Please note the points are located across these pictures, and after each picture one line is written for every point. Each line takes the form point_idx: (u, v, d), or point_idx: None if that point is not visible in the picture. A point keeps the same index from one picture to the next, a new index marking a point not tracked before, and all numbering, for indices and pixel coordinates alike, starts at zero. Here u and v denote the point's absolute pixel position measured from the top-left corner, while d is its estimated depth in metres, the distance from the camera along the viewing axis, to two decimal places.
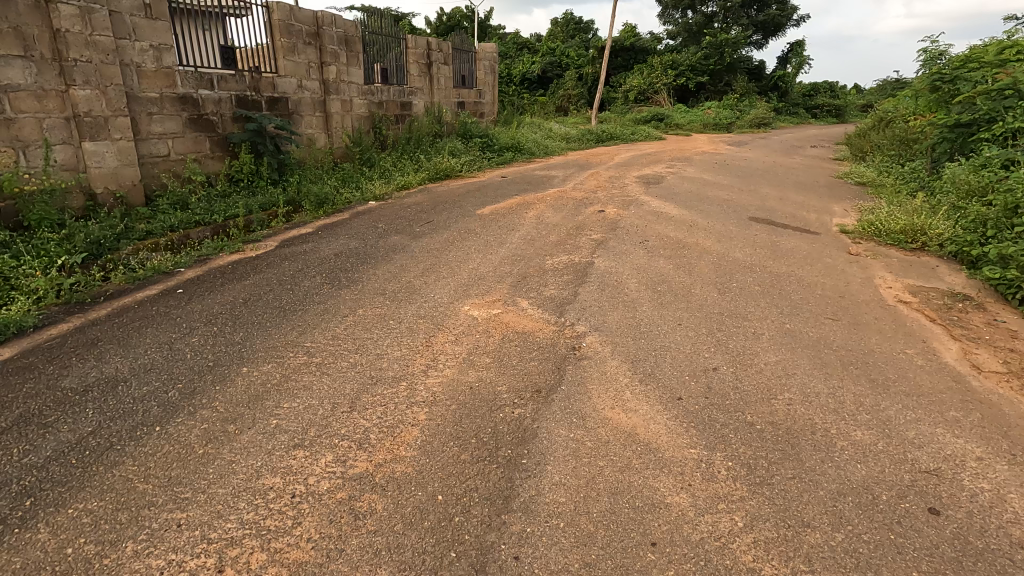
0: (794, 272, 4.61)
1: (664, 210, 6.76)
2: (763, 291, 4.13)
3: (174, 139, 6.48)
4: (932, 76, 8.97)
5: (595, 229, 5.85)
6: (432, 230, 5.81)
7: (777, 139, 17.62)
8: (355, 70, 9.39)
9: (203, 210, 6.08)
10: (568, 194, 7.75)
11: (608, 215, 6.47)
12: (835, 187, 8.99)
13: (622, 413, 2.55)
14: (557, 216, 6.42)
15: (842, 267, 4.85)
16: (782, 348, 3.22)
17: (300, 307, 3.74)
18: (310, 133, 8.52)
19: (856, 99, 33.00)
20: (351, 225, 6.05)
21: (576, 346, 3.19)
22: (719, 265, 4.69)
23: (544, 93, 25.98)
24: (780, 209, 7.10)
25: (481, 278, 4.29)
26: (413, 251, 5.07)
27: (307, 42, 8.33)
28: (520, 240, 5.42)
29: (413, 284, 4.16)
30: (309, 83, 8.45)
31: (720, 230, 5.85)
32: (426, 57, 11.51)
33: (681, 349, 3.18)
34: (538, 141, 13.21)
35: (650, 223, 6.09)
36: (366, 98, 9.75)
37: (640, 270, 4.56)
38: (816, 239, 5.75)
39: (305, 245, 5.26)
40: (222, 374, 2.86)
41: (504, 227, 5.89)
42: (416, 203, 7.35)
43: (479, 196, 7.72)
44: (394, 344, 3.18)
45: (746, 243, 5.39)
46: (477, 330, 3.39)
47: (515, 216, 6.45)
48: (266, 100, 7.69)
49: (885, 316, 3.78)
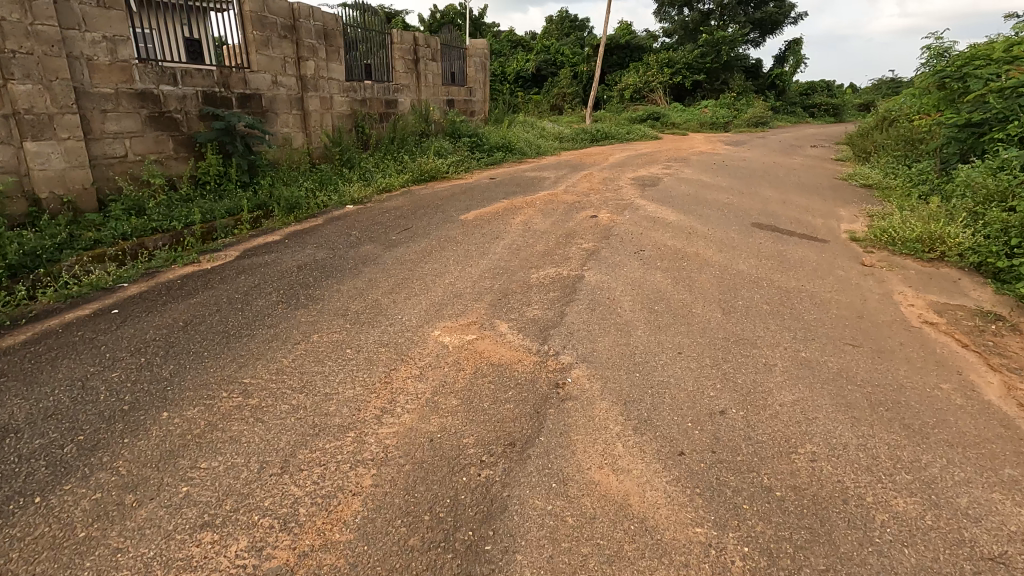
0: (805, 287, 4.17)
1: (661, 215, 6.32)
2: (772, 311, 3.69)
3: (132, 138, 5.99)
4: (938, 74, 8.55)
5: (587, 237, 5.40)
6: (410, 238, 5.35)
7: (776, 138, 17.23)
8: (336, 66, 8.91)
9: (162, 215, 5.60)
10: (559, 197, 7.30)
11: (601, 221, 6.02)
12: (840, 189, 8.56)
13: (612, 476, 2.10)
14: (546, 222, 5.98)
15: (855, 280, 4.42)
16: (798, 384, 2.77)
17: (247, 332, 3.27)
18: (285, 132, 8.03)
19: (853, 98, 32.64)
20: (322, 232, 5.58)
21: (559, 382, 2.74)
22: (722, 279, 4.24)
23: (539, 91, 25.49)
24: (785, 214, 6.66)
25: (457, 296, 3.84)
26: (386, 262, 4.61)
27: (283, 35, 7.84)
28: (503, 249, 4.97)
29: (380, 303, 3.70)
30: (285, 80, 7.97)
31: (722, 238, 5.41)
32: (413, 52, 11.02)
33: (682, 386, 2.73)
34: (530, 140, 12.75)
35: (646, 231, 5.64)
36: (347, 95, 9.26)
37: (634, 285, 4.11)
38: (825, 247, 5.32)
39: (268, 255, 4.79)
40: (135, 422, 2.39)
41: (488, 235, 5.44)
42: (397, 207, 6.88)
43: (464, 200, 7.25)
44: (348, 382, 2.72)
45: (750, 253, 4.95)
46: (446, 361, 2.93)
47: (502, 222, 5.99)
48: (236, 97, 7.21)
49: (911, 341, 3.35)
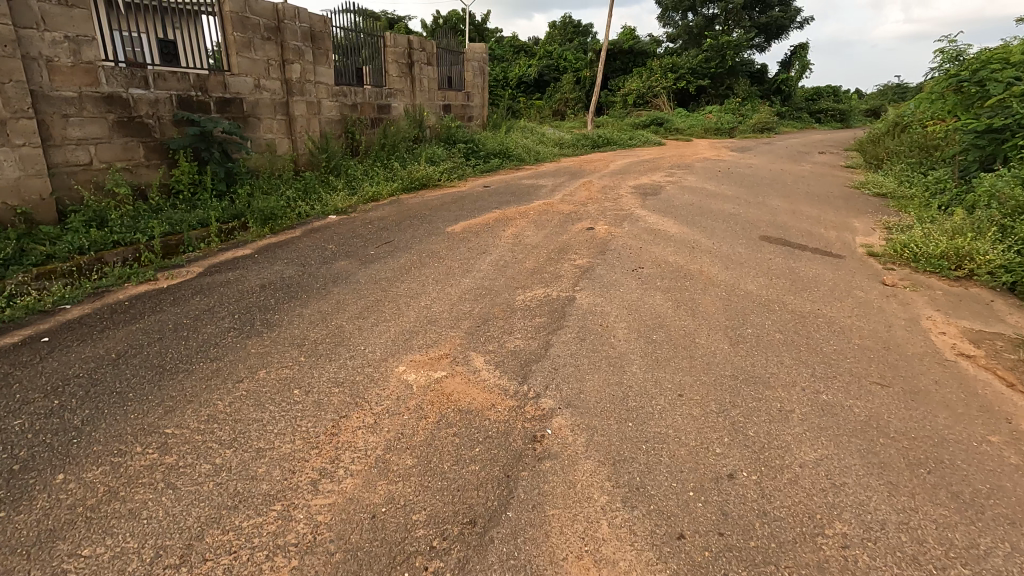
0: (822, 312, 3.75)
1: (662, 227, 5.90)
2: (786, 340, 3.26)
3: (97, 145, 5.64)
4: (954, 78, 8.13)
5: (581, 251, 4.99)
6: (390, 252, 4.95)
7: (783, 144, 16.80)
8: (324, 69, 8.54)
9: (124, 227, 5.22)
10: (555, 207, 6.90)
11: (597, 234, 5.61)
12: (852, 198, 8.13)
13: (592, 570, 1.68)
14: (538, 235, 5.57)
15: (877, 303, 3.98)
16: (821, 439, 2.34)
17: (185, 367, 2.86)
18: (268, 139, 7.66)
19: (860, 104, 32.23)
20: (297, 246, 5.20)
21: (538, 435, 2.32)
22: (729, 302, 3.82)
23: (541, 97, 25.17)
24: (795, 226, 6.23)
25: (431, 322, 3.43)
26: (359, 281, 4.21)
27: (266, 37, 7.48)
28: (489, 266, 4.56)
29: (343, 331, 3.29)
30: (268, 83, 7.61)
31: (728, 253, 4.99)
32: (407, 56, 10.66)
33: (682, 440, 2.31)
34: (528, 147, 12.37)
35: (646, 245, 5.23)
36: (336, 100, 8.90)
37: (631, 309, 3.69)
38: (840, 264, 4.89)
39: (233, 272, 4.40)
40: (21, 489, 1.98)
41: (475, 249, 5.04)
42: (382, 217, 6.50)
43: (455, 209, 6.86)
44: (287, 433, 2.31)
45: (760, 271, 4.51)
46: (408, 406, 2.51)
47: (490, 234, 5.59)
48: (215, 101, 6.85)
49: (947, 379, 2.91)
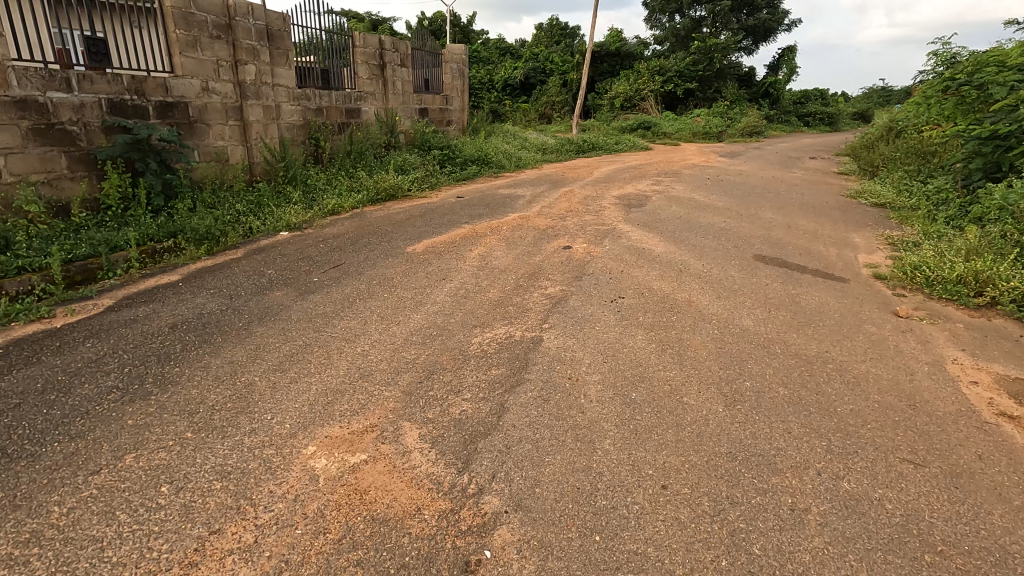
0: (831, 355, 3.19)
1: (647, 245, 5.33)
2: (792, 398, 2.69)
3: (8, 156, 5.01)
4: (955, 81, 7.66)
5: (555, 277, 4.41)
6: (337, 278, 4.34)
7: (774, 149, 16.38)
8: (283, 71, 7.90)
9: (32, 249, 4.51)
10: (531, 221, 6.33)
11: (575, 254, 5.03)
12: (850, 209, 7.63)
13: None
14: (509, 256, 4.99)
15: (893, 342, 3.43)
16: (847, 560, 1.76)
17: (33, 450, 2.23)
18: (219, 146, 7.00)
19: (848, 108, 32.06)
20: (231, 270, 4.56)
21: (472, 562, 1.72)
22: (723, 344, 3.25)
23: (527, 100, 24.61)
24: (792, 243, 5.70)
25: (364, 376, 2.82)
26: (292, 317, 3.60)
27: (214, 35, 6.83)
28: (447, 296, 3.96)
29: (251, 393, 2.67)
30: (218, 86, 6.96)
31: (719, 278, 4.44)
32: (378, 57, 10.04)
33: (665, 566, 1.72)
34: (510, 153, 11.80)
35: (628, 268, 4.65)
36: (299, 103, 8.25)
37: (608, 353, 3.12)
38: (845, 289, 4.35)
39: (146, 306, 3.77)
40: None
41: (434, 275, 4.44)
42: (338, 233, 5.87)
43: (420, 224, 6.24)
44: (128, 566, 1.68)
45: (756, 301, 3.95)
46: (307, 511, 1.90)
47: (456, 255, 5.00)
48: (154, 106, 6.19)
49: (992, 453, 2.34)
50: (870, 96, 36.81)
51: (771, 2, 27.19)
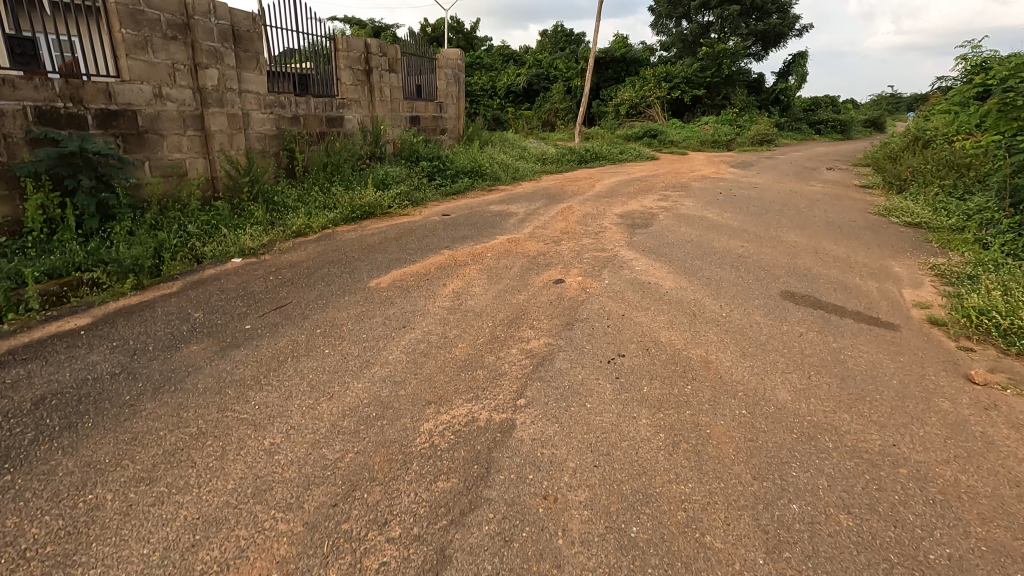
0: (902, 453, 2.37)
1: (654, 279, 4.54)
2: (860, 539, 1.88)
3: None
4: (999, 86, 6.80)
5: (542, 323, 3.63)
6: (276, 325, 3.57)
7: (787, 158, 15.57)
8: (251, 76, 7.18)
9: None
10: (522, 245, 5.57)
11: (567, 291, 4.25)
12: (881, 230, 6.81)
13: None
14: (489, 293, 4.22)
15: (976, 428, 2.61)
16: None
17: None
18: (175, 159, 6.29)
19: (860, 115, 31.17)
20: (153, 311, 3.80)
21: None
22: (757, 435, 2.44)
23: (530, 107, 23.95)
24: (824, 274, 4.87)
25: (261, 494, 2.03)
26: (199, 385, 2.82)
27: (169, 35, 6.11)
28: (403, 353, 3.17)
29: (92, 525, 1.88)
30: (174, 92, 6.24)
31: (743, 325, 3.64)
32: (363, 60, 9.32)
33: None
34: (506, 163, 11.05)
35: (631, 311, 3.85)
36: (270, 111, 7.54)
37: (601, 450, 2.31)
38: (898, 342, 3.54)
39: (23, 367, 3.00)
40: None
41: (395, 320, 3.66)
42: (298, 261, 5.12)
43: (394, 249, 5.48)
44: None
45: (791, 363, 3.13)
46: None
47: (426, 291, 4.22)
48: (94, 114, 5.48)
49: None
50: (880, 102, 35.95)
51: (782, 7, 26.34)
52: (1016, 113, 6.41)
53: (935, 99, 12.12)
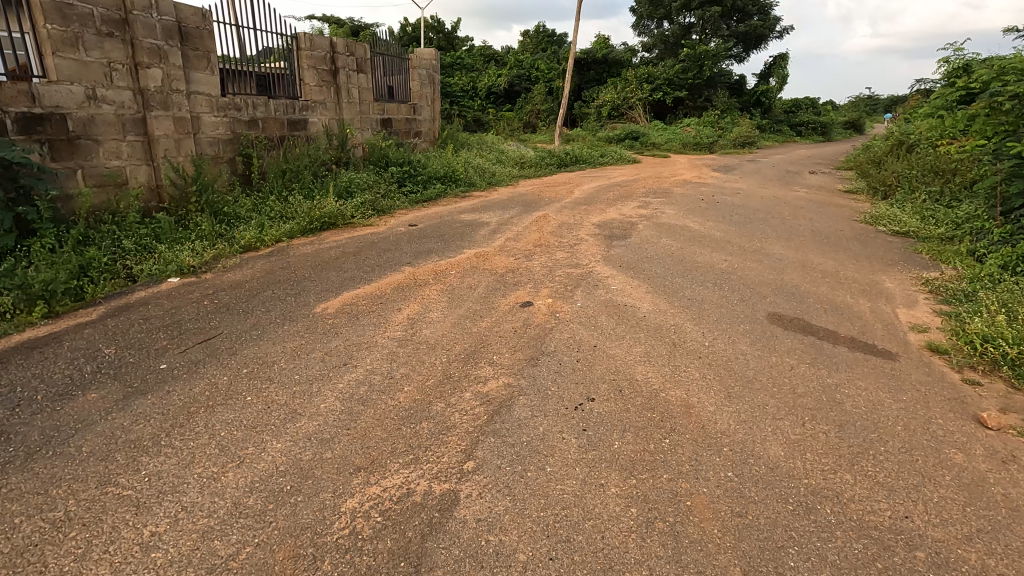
0: (916, 529, 2.00)
1: (631, 301, 4.15)
2: None
3: None
4: (987, 89, 6.54)
5: (503, 357, 3.21)
6: (197, 364, 3.10)
7: (770, 161, 15.35)
8: (201, 76, 6.67)
9: None
10: (489, 260, 5.15)
11: (535, 315, 3.84)
12: (868, 240, 6.52)
13: None
14: (448, 319, 3.78)
15: (997, 489, 2.24)
16: None
17: None
18: (113, 166, 5.77)
19: (839, 116, 31.34)
20: (58, 347, 3.31)
21: None
22: (747, 507, 2.05)
23: (511, 108, 23.57)
24: (812, 292, 4.53)
25: None
26: (85, 448, 2.35)
27: (103, 31, 5.58)
28: (337, 400, 2.72)
29: None
30: (111, 93, 5.72)
31: (728, 358, 3.26)
32: (328, 60, 8.82)
33: None
34: (482, 168, 10.62)
35: (604, 341, 3.44)
36: (224, 113, 7.02)
37: (559, 536, 1.90)
38: (898, 375, 3.19)
39: None
40: None
41: (336, 356, 3.21)
42: (242, 280, 4.64)
43: (350, 266, 5.02)
44: None
45: (783, 407, 2.75)
46: None
47: (376, 318, 3.78)
48: (14, 118, 4.96)
49: None
50: (858, 104, 36.23)
51: (763, 9, 26.26)
52: (1004, 117, 6.14)
53: (915, 102, 11.96)
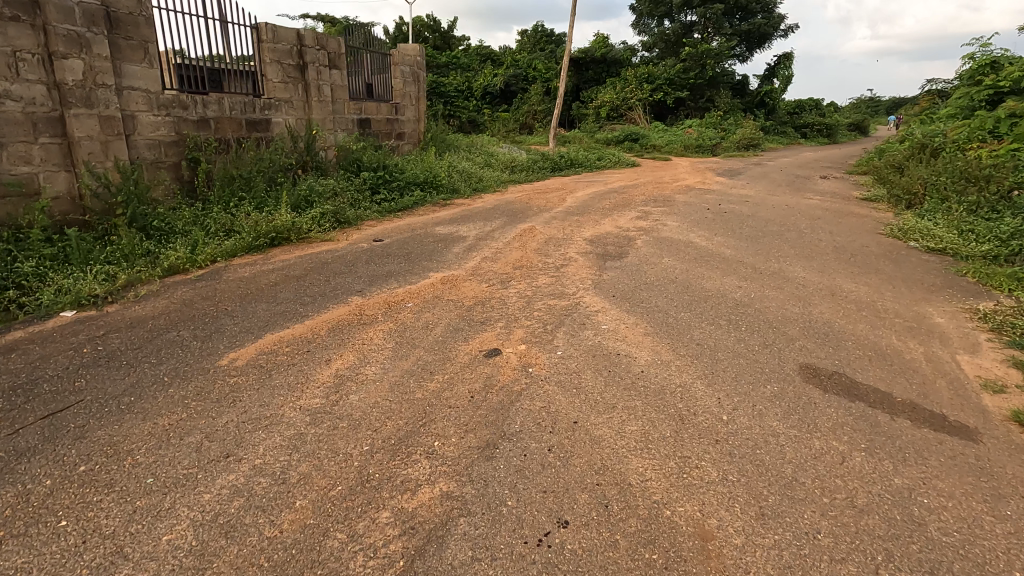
0: None
1: (626, 348, 3.29)
2: None
3: None
4: None
5: (447, 443, 2.34)
6: (20, 456, 2.23)
7: (777, 165, 14.49)
8: (136, 69, 5.82)
9: None
10: (457, 288, 4.29)
11: (501, 372, 2.96)
12: (901, 259, 5.66)
13: None
14: (386, 377, 2.91)
15: None
16: None
17: None
18: (20, 173, 4.92)
19: (845, 118, 30.41)
20: None
21: None
22: None
23: (506, 109, 22.73)
24: (850, 333, 3.66)
25: None
26: None
27: (3, 14, 4.73)
28: (190, 529, 1.85)
29: None
30: (18, 87, 4.87)
31: (756, 444, 2.39)
32: (295, 53, 7.95)
33: None
34: (468, 172, 9.75)
35: (589, 414, 2.57)
36: (165, 111, 6.17)
37: None
38: (989, 469, 2.32)
39: None
40: None
41: (218, 441, 2.33)
42: (148, 315, 3.78)
43: (289, 295, 4.16)
44: None
45: (843, 538, 1.89)
46: None
47: (293, 376, 2.90)
48: None
49: None
50: (863, 107, 35.35)
51: (767, 7, 25.36)
52: None
53: (935, 102, 11.10)
